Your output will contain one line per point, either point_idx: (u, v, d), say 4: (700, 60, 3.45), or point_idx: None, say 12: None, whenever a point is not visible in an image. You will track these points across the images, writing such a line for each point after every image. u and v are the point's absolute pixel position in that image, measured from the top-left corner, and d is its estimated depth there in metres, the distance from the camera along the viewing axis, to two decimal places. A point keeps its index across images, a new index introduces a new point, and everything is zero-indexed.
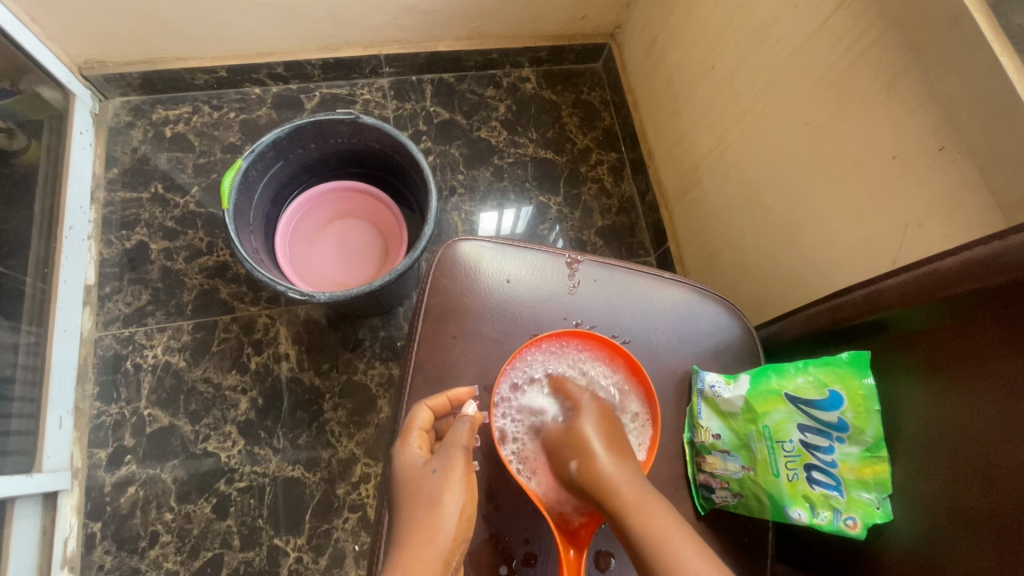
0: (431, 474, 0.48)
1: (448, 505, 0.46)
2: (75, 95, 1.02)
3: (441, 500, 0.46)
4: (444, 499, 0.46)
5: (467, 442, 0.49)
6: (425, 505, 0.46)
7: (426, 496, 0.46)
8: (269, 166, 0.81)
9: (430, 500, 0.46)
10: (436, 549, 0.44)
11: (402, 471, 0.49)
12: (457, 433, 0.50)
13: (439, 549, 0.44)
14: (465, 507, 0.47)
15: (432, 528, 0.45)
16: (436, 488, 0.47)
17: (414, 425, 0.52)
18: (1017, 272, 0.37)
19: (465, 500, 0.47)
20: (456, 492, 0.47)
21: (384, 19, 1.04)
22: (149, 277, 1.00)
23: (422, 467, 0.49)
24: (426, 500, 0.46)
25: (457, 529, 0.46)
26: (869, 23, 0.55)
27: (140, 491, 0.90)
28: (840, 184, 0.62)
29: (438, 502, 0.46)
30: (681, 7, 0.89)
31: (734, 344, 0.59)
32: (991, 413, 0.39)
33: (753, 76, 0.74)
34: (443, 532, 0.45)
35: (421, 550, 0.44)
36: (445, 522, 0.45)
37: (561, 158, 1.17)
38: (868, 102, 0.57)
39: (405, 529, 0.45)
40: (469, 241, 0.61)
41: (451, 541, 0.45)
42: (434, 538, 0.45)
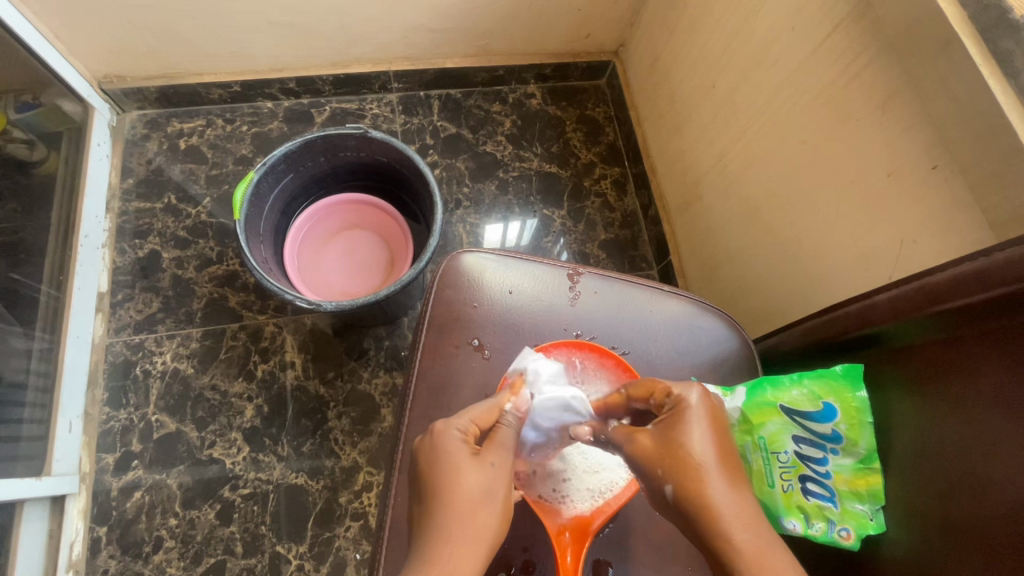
0: (487, 466, 0.47)
1: (497, 501, 0.46)
2: (94, 108, 1.05)
3: (497, 493, 0.46)
4: (496, 493, 0.46)
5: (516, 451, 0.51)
6: (478, 495, 0.45)
7: (478, 489, 0.45)
8: (280, 178, 0.83)
9: (482, 495, 0.45)
10: (484, 542, 0.43)
11: (447, 450, 0.47)
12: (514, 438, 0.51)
13: (485, 547, 0.43)
14: (506, 510, 0.47)
15: (478, 525, 0.44)
16: (489, 483, 0.46)
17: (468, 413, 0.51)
18: (1000, 287, 0.38)
19: (508, 503, 0.47)
20: (503, 489, 0.47)
21: (393, 37, 1.07)
22: (161, 285, 1.03)
23: (472, 457, 0.47)
24: (481, 490, 0.46)
25: (498, 532, 0.45)
26: (864, 45, 0.57)
27: (146, 496, 0.91)
28: (837, 200, 0.63)
29: (490, 499, 0.46)
30: (683, 27, 0.91)
31: (732, 357, 0.60)
32: (979, 425, 0.39)
33: (753, 95, 0.76)
34: (488, 532, 0.44)
35: (471, 542, 0.43)
36: (490, 522, 0.44)
37: (565, 172, 1.19)
38: (864, 121, 0.58)
39: (447, 516, 0.44)
40: (472, 254, 0.63)
41: (495, 538, 0.44)
42: (480, 536, 0.43)
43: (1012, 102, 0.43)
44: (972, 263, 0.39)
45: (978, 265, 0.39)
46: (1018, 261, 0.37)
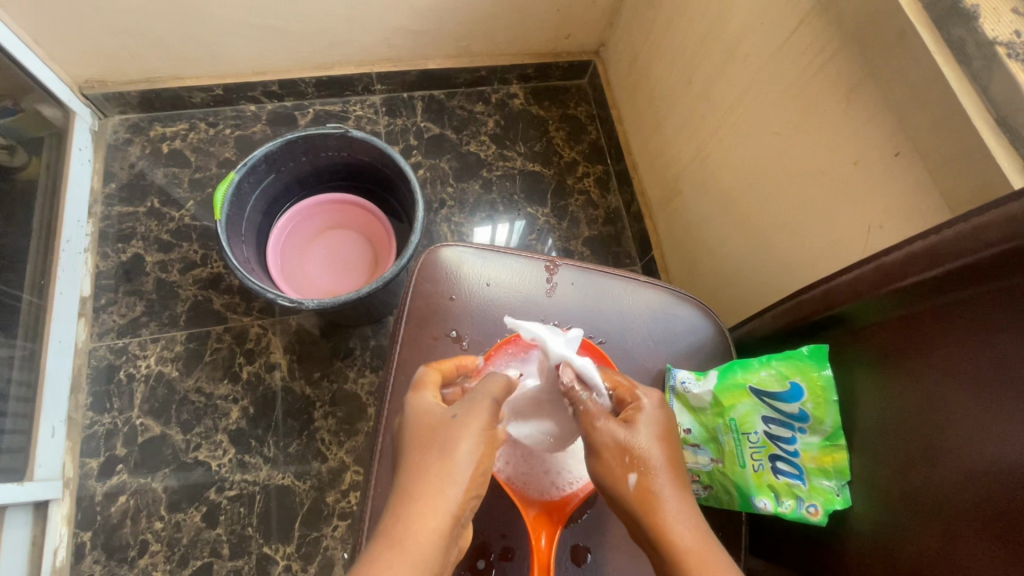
0: (452, 417, 0.47)
1: (463, 451, 0.45)
2: (75, 113, 1.05)
3: (456, 445, 0.45)
4: (462, 444, 0.45)
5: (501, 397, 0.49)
6: (438, 450, 0.45)
7: (441, 437, 0.45)
8: (262, 178, 0.84)
9: (441, 444, 0.45)
10: (446, 496, 0.43)
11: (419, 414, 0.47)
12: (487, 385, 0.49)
13: (449, 502, 0.43)
14: (482, 460, 0.45)
15: (450, 470, 0.44)
16: (455, 433, 0.45)
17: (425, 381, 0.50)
18: (950, 263, 0.39)
19: (483, 453, 0.45)
20: (467, 440, 0.45)
21: (375, 39, 1.08)
22: (144, 289, 1.02)
23: (440, 412, 0.47)
24: (442, 445, 0.45)
25: (471, 482, 0.44)
26: (828, 38, 0.58)
27: (131, 501, 0.90)
28: (808, 190, 0.65)
29: (452, 447, 0.45)
30: (660, 25, 0.93)
31: (708, 344, 0.61)
32: (935, 400, 0.41)
33: (727, 89, 0.77)
34: (452, 483, 0.44)
35: (426, 505, 0.42)
36: (459, 472, 0.44)
37: (549, 170, 1.21)
38: (831, 112, 0.60)
39: (414, 474, 0.44)
40: (450, 247, 0.63)
41: (462, 494, 0.43)
42: (443, 489, 0.43)
43: (964, 85, 0.45)
44: (923, 242, 0.41)
45: (928, 243, 0.40)
46: (964, 237, 0.38)
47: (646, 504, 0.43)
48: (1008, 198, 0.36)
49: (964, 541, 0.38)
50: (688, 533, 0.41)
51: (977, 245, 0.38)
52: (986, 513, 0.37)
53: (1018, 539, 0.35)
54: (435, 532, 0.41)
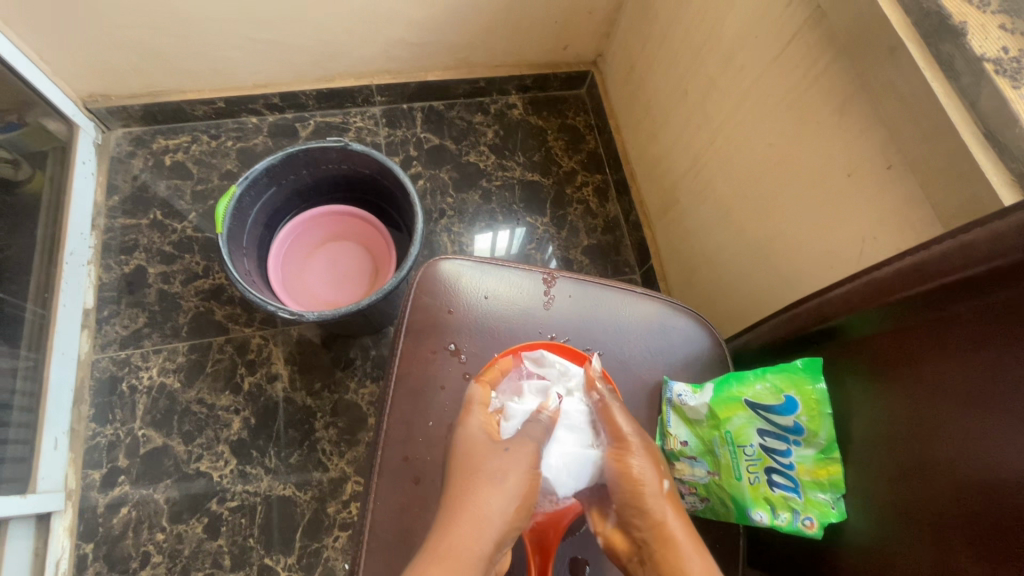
0: (500, 450, 0.49)
1: (508, 487, 0.47)
2: (79, 127, 1.07)
3: (504, 480, 0.47)
4: (509, 478, 0.47)
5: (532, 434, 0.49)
6: (484, 480, 0.47)
7: (489, 468, 0.48)
8: (263, 192, 0.85)
9: (491, 474, 0.47)
10: (489, 528, 0.45)
11: (466, 438, 0.51)
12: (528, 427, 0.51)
13: (490, 532, 0.45)
14: (525, 494, 0.47)
15: (485, 508, 0.45)
16: (503, 465, 0.48)
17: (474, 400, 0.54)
18: (940, 278, 0.40)
19: (525, 487, 0.47)
20: (514, 475, 0.48)
21: (375, 51, 1.09)
22: (147, 301, 1.03)
23: (489, 442, 0.50)
24: (489, 476, 0.47)
25: (513, 515, 0.46)
26: (820, 52, 0.59)
27: (132, 512, 0.90)
28: (803, 202, 0.65)
29: (499, 478, 0.47)
30: (656, 37, 0.94)
31: (704, 355, 0.61)
32: (925, 412, 0.41)
33: (722, 102, 0.78)
34: (492, 512, 0.45)
35: (470, 531, 0.44)
36: (502, 504, 0.46)
37: (548, 180, 1.21)
38: (823, 126, 0.61)
39: (461, 497, 0.46)
40: (449, 261, 0.64)
41: (504, 526, 0.45)
42: (484, 514, 0.45)
43: (952, 99, 0.46)
44: (913, 257, 0.41)
45: (919, 258, 0.41)
46: (953, 253, 0.39)
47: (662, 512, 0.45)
48: (995, 216, 0.37)
49: (954, 552, 0.38)
50: (690, 539, 0.44)
51: (965, 261, 0.38)
52: (980, 527, 0.37)
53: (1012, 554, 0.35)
54: (474, 554, 0.43)
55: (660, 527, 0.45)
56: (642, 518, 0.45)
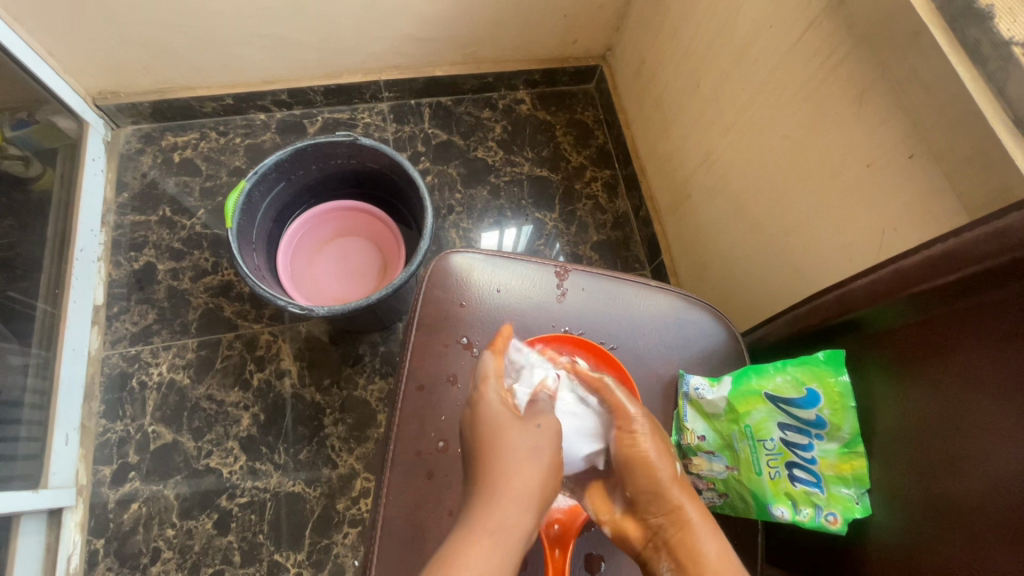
0: (533, 428, 0.50)
1: (541, 460, 0.48)
2: (89, 124, 1.07)
3: (538, 453, 0.49)
4: (543, 454, 0.49)
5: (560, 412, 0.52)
6: (521, 454, 0.48)
7: (524, 447, 0.49)
8: (272, 187, 0.84)
9: (525, 453, 0.48)
10: (528, 499, 0.46)
11: (488, 414, 0.51)
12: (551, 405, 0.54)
13: (531, 502, 0.46)
14: (555, 467, 0.49)
15: (521, 483, 0.47)
16: (534, 442, 0.49)
17: (490, 372, 0.53)
18: (971, 267, 0.39)
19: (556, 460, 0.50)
20: (548, 453, 0.49)
21: (383, 47, 1.09)
22: (156, 297, 1.03)
23: (513, 414, 0.51)
24: (524, 450, 0.48)
25: (547, 488, 0.48)
26: (839, 40, 0.58)
27: (143, 508, 0.90)
28: (821, 193, 0.64)
29: (535, 455, 0.49)
30: (668, 29, 0.93)
31: (720, 349, 0.60)
32: (954, 404, 0.40)
33: (736, 93, 0.77)
34: (533, 486, 0.47)
35: (511, 501, 0.45)
36: (537, 479, 0.47)
37: (557, 175, 1.21)
38: (842, 115, 0.60)
39: (495, 474, 0.47)
40: (460, 254, 0.63)
41: (540, 497, 0.47)
42: (526, 489, 0.46)
43: (980, 84, 0.44)
44: (942, 246, 0.40)
45: (948, 246, 0.40)
46: (984, 241, 0.38)
47: (676, 496, 0.47)
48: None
49: (987, 548, 0.37)
50: (706, 525, 0.46)
51: (998, 248, 0.37)
52: (1015, 522, 0.36)
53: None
54: (518, 529, 0.44)
55: (679, 515, 0.46)
56: (654, 498, 0.48)
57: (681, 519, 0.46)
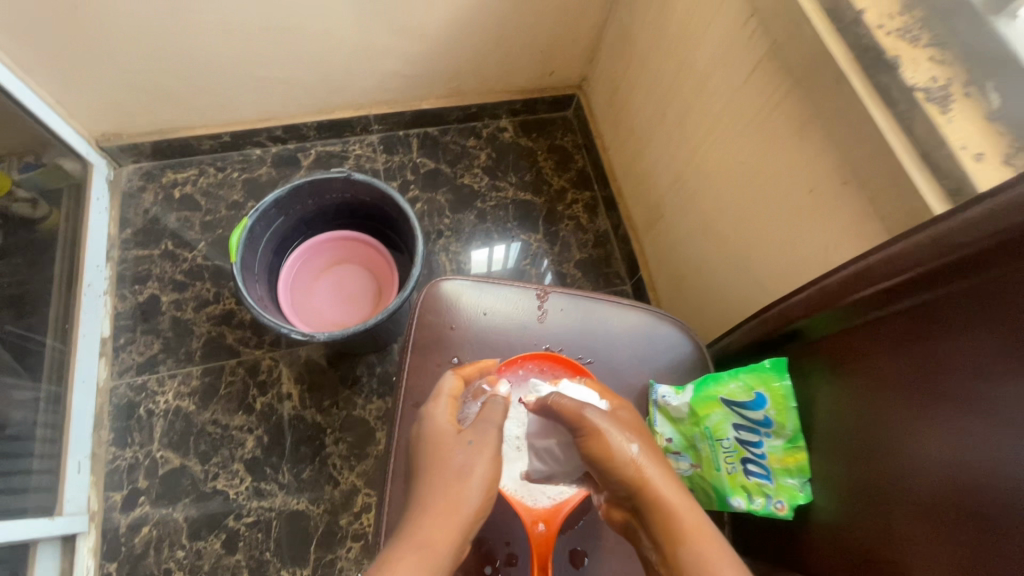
0: (465, 445, 0.53)
1: (475, 478, 0.51)
2: (93, 164, 1.12)
3: (471, 471, 0.52)
4: (475, 472, 0.51)
5: (498, 423, 0.56)
6: (454, 472, 0.51)
7: (457, 465, 0.52)
8: (272, 222, 0.90)
9: (459, 472, 0.51)
10: (460, 517, 0.49)
11: (431, 430, 0.55)
12: (491, 413, 0.56)
13: (463, 517, 0.49)
14: (489, 485, 0.52)
15: (451, 502, 0.50)
16: (468, 460, 0.52)
17: (444, 391, 0.58)
18: (876, 284, 0.45)
19: (492, 477, 0.52)
20: (484, 472, 0.52)
21: (372, 84, 1.16)
22: (161, 327, 1.08)
23: (453, 434, 0.54)
24: (457, 468, 0.52)
25: (480, 507, 0.51)
26: (779, 81, 0.66)
27: (153, 531, 0.94)
28: (773, 214, 0.71)
29: (466, 474, 0.51)
30: (636, 63, 1.01)
31: (688, 359, 0.67)
32: (872, 401, 0.47)
33: (698, 124, 0.85)
34: (465, 505, 0.50)
35: (442, 519, 0.48)
36: (470, 497, 0.50)
37: (540, 198, 1.28)
38: (786, 146, 0.67)
39: (431, 494, 0.50)
40: (449, 281, 0.69)
41: (473, 512, 0.50)
42: (457, 507, 0.49)
43: (889, 123, 0.52)
44: (854, 267, 0.47)
45: (860, 267, 0.47)
46: (885, 262, 0.44)
47: (641, 476, 0.49)
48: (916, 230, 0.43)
49: (900, 524, 0.44)
50: (675, 493, 0.48)
51: (895, 269, 0.44)
52: (923, 497, 0.42)
53: (950, 518, 0.40)
54: (445, 546, 0.47)
55: (644, 489, 0.48)
56: (619, 482, 0.50)
57: (650, 496, 0.48)
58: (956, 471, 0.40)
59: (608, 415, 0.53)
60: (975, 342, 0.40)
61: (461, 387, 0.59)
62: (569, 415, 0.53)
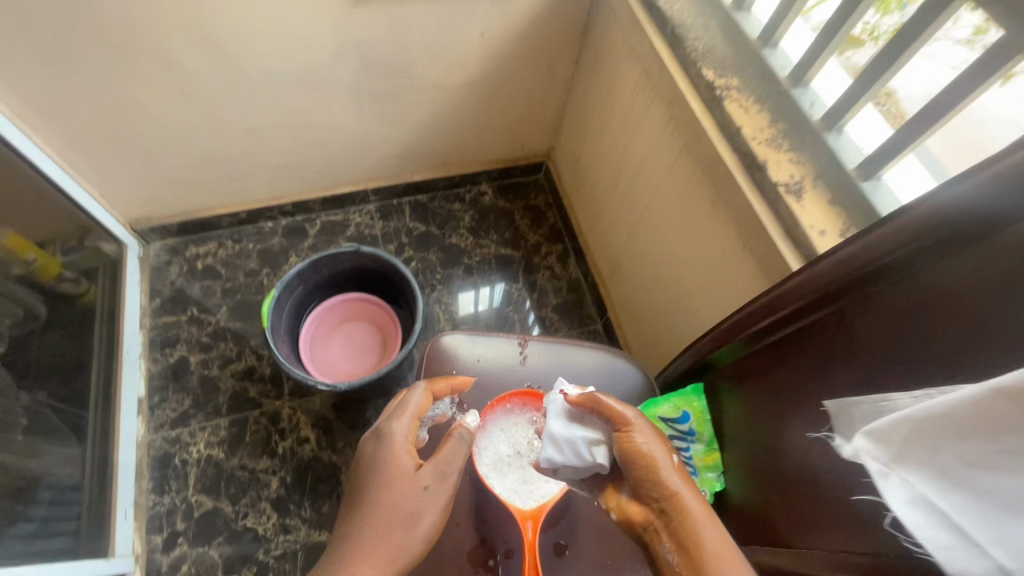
0: (420, 491, 0.63)
1: (422, 524, 0.62)
2: (127, 244, 1.29)
3: (419, 518, 0.62)
4: (422, 519, 0.63)
5: (457, 468, 0.66)
6: (406, 516, 0.62)
7: (409, 510, 0.62)
8: (294, 290, 1.07)
9: (410, 516, 0.62)
10: (401, 558, 0.60)
11: (393, 462, 0.65)
12: (453, 461, 0.66)
13: (405, 555, 0.61)
14: (432, 529, 0.63)
15: (398, 543, 0.61)
16: (420, 506, 0.63)
17: (411, 413, 0.69)
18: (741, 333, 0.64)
19: (436, 525, 0.63)
20: (429, 519, 0.63)
21: (370, 164, 1.36)
22: (190, 385, 1.22)
23: (411, 474, 0.64)
24: (409, 513, 0.62)
25: (422, 549, 0.62)
26: (692, 170, 0.86)
27: (192, 568, 1.06)
28: (700, 268, 0.91)
29: (415, 519, 0.62)
30: (591, 142, 1.23)
31: (641, 387, 0.84)
32: (751, 414, 0.65)
33: (641, 195, 1.05)
34: (409, 547, 0.61)
35: (387, 558, 0.59)
36: (415, 542, 0.61)
37: (518, 252, 1.47)
38: (702, 217, 0.87)
39: (382, 533, 0.60)
40: (449, 336, 0.87)
41: (413, 556, 0.61)
42: (400, 547, 0.61)
43: (764, 207, 0.72)
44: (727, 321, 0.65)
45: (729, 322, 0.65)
46: (742, 319, 0.63)
47: (675, 487, 0.55)
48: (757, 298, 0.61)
49: (772, 500, 0.61)
50: (702, 507, 0.54)
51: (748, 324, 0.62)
52: (781, 481, 0.60)
53: (793, 494, 0.58)
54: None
55: (677, 500, 0.54)
56: (654, 487, 0.56)
57: (680, 503, 0.54)
58: (794, 462, 0.58)
59: (649, 424, 0.61)
60: (796, 373, 0.59)
61: (428, 405, 0.71)
62: (616, 413, 0.61)
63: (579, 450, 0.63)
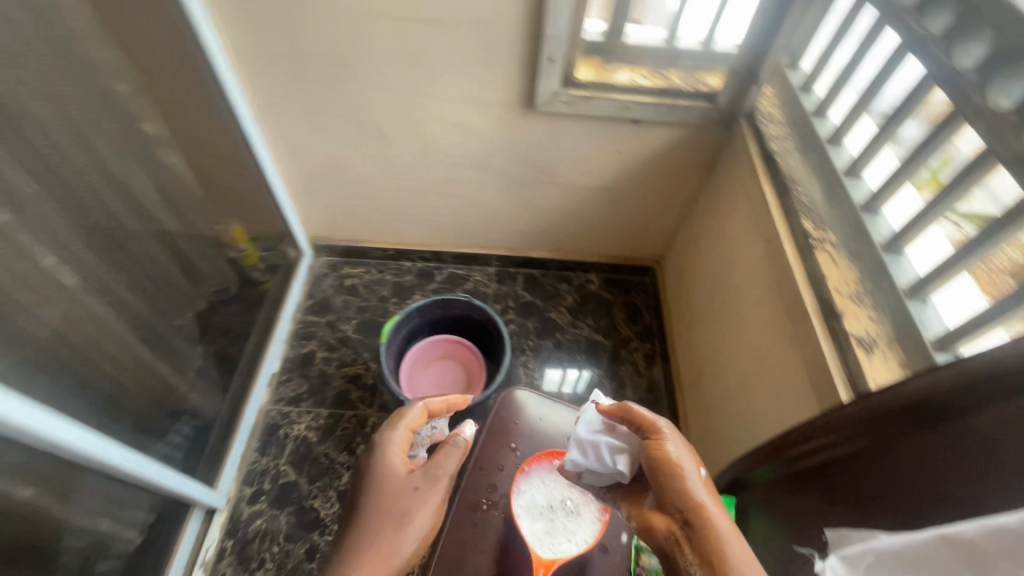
0: (411, 491, 0.77)
1: (412, 526, 0.75)
2: (304, 253, 1.64)
3: (408, 520, 0.75)
4: (415, 521, 0.75)
5: (450, 470, 0.80)
6: (396, 518, 0.75)
7: (400, 513, 0.75)
8: (410, 319, 1.30)
9: (401, 518, 0.75)
10: (395, 559, 0.73)
11: (388, 469, 0.79)
12: (444, 467, 0.80)
13: (400, 558, 0.73)
14: (423, 535, 0.76)
15: (392, 546, 0.73)
16: (410, 509, 0.76)
17: (403, 425, 0.86)
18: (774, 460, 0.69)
19: (425, 529, 0.76)
20: (418, 520, 0.76)
21: (501, 234, 1.59)
22: (311, 374, 1.48)
23: (405, 483, 0.78)
24: (399, 514, 0.75)
25: (415, 550, 0.75)
26: (777, 303, 0.94)
27: (263, 524, 1.25)
28: (770, 395, 0.95)
29: (404, 522, 0.75)
30: (699, 257, 1.33)
31: None
32: (777, 542, 0.69)
33: (731, 316, 1.13)
34: (404, 550, 0.73)
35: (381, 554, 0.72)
36: (407, 544, 0.74)
37: (608, 341, 1.57)
38: (777, 349, 0.93)
39: (378, 532, 0.74)
40: (522, 392, 0.99)
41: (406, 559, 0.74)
42: (397, 547, 0.73)
43: (834, 353, 0.78)
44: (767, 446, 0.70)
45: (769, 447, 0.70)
46: (778, 445, 0.68)
47: (700, 498, 0.62)
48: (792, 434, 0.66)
49: None
50: (727, 523, 0.59)
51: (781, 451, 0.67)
52: None
53: None
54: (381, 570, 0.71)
55: (702, 511, 0.60)
56: (679, 495, 0.63)
57: (702, 513, 0.60)
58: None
59: (678, 438, 0.69)
60: (816, 511, 0.62)
61: (418, 421, 0.88)
62: (647, 423, 0.71)
63: (602, 456, 0.74)
